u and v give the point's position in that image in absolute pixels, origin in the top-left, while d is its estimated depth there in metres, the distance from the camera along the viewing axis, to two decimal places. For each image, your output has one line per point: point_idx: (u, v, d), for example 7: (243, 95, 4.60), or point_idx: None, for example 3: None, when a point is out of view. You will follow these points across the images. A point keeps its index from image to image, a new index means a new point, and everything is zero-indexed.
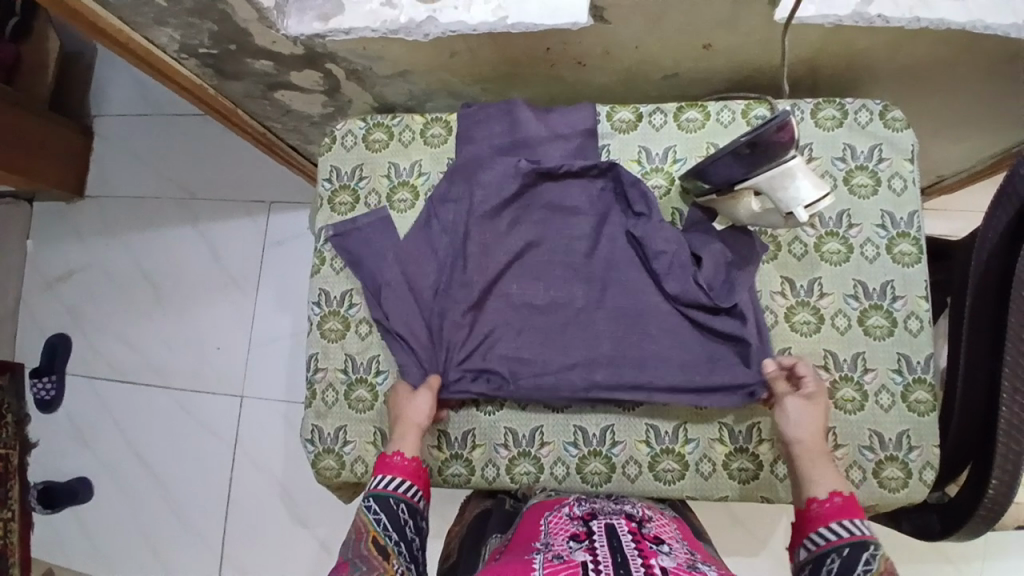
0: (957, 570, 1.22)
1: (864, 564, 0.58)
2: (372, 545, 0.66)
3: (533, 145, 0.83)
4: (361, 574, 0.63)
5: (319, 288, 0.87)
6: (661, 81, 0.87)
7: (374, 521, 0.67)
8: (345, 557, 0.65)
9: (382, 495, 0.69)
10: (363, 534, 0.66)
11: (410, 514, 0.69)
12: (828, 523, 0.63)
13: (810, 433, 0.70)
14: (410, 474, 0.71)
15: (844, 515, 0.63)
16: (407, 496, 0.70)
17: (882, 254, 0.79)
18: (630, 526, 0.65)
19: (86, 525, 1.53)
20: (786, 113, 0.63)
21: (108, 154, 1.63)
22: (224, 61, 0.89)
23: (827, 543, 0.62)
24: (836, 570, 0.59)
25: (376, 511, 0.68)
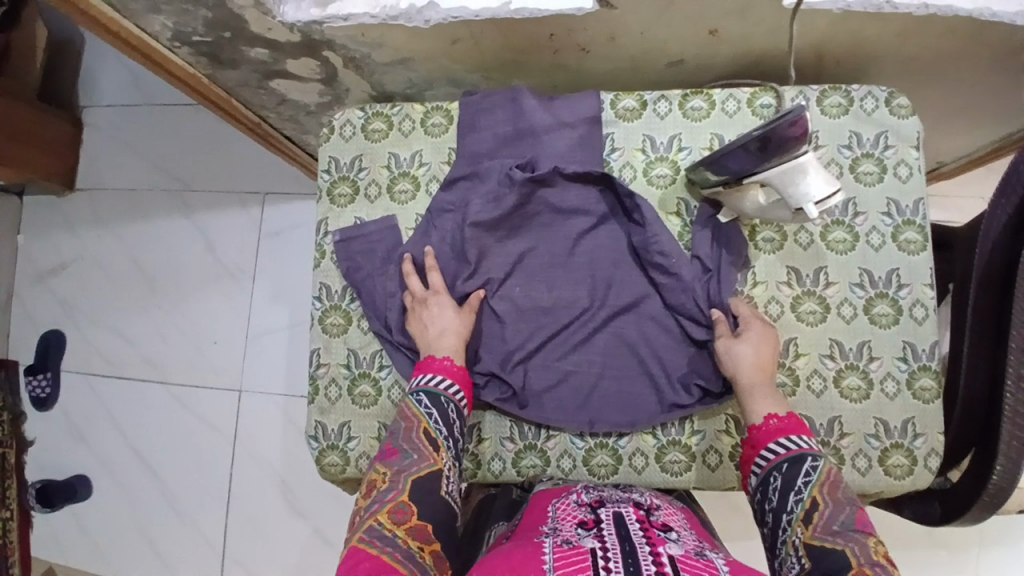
0: (953, 555, 1.23)
1: (806, 478, 0.63)
2: (422, 435, 0.69)
3: (536, 135, 0.82)
4: (412, 460, 0.67)
5: (321, 281, 0.85)
6: (664, 69, 0.86)
7: (425, 414, 0.70)
8: (394, 445, 0.69)
9: (433, 393, 0.72)
10: (414, 424, 0.70)
11: (457, 415, 0.72)
12: (766, 444, 0.67)
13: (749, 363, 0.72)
14: (455, 378, 0.74)
15: (781, 433, 0.67)
16: (455, 397, 0.73)
17: (888, 242, 0.78)
18: (638, 514, 0.65)
19: (85, 521, 1.52)
20: (801, 107, 0.61)
21: (99, 145, 1.60)
22: (218, 49, 0.87)
23: (770, 462, 0.66)
24: (779, 487, 0.64)
25: (428, 405, 0.71)
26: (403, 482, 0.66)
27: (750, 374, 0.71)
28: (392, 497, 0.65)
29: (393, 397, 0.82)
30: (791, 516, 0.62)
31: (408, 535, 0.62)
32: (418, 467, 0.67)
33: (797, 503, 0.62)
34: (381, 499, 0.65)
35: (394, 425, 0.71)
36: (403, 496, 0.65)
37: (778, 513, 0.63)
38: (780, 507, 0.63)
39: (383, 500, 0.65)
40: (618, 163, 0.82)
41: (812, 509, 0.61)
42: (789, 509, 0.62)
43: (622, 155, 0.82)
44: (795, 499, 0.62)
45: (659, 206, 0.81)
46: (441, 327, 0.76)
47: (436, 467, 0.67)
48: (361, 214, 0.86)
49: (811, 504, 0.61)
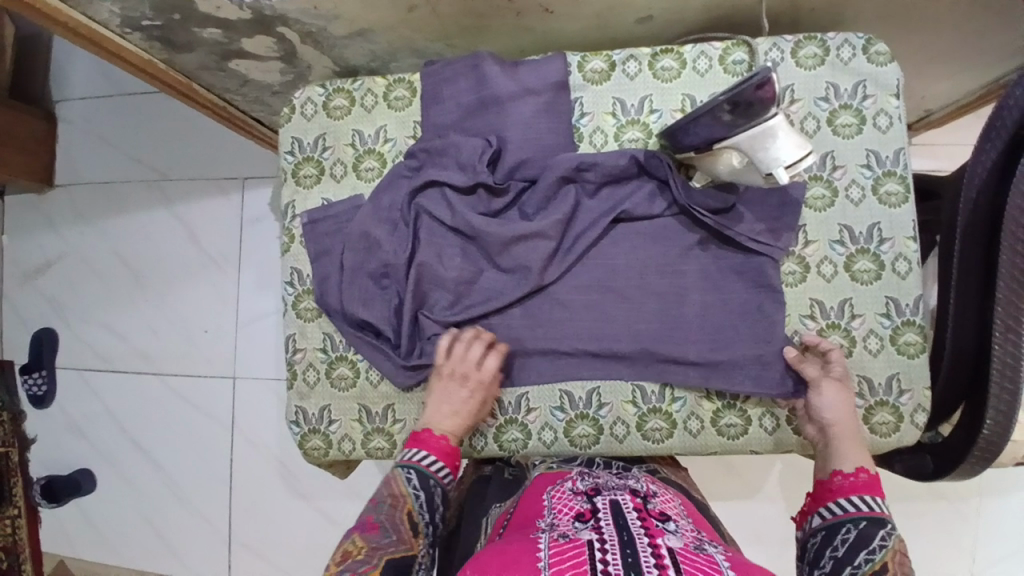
0: (953, 508, 1.23)
1: (881, 540, 0.60)
2: (405, 516, 0.68)
3: (500, 103, 0.78)
4: (390, 541, 0.65)
5: (292, 266, 0.84)
6: (633, 25, 0.82)
7: (412, 495, 0.69)
8: (375, 518, 0.67)
9: (423, 473, 0.70)
10: (400, 503, 0.68)
11: (443, 501, 0.71)
12: (848, 495, 0.65)
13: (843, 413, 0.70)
14: (445, 459, 0.72)
15: (866, 490, 0.64)
16: (442, 479, 0.71)
17: (868, 196, 0.76)
18: (635, 503, 0.63)
19: (93, 512, 1.54)
20: (766, 68, 0.59)
21: (73, 141, 1.58)
22: (171, 33, 0.84)
23: (844, 513, 0.64)
24: (850, 539, 0.61)
25: (416, 487, 0.69)
26: (378, 559, 0.63)
27: (840, 424, 0.69)
28: (365, 569, 0.61)
29: (371, 378, 0.81)
30: (856, 569, 0.59)
31: None
32: (394, 548, 0.65)
33: (868, 560, 0.59)
34: (354, 568, 0.62)
35: (378, 497, 0.69)
36: (375, 570, 0.61)
37: (842, 562, 0.60)
38: (847, 558, 0.60)
39: (355, 570, 0.61)
40: (588, 128, 0.79)
41: (879, 572, 0.59)
42: (856, 563, 0.60)
43: (592, 120, 0.79)
44: (866, 556, 0.60)
45: None
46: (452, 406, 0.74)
47: (411, 552, 0.65)
48: (328, 195, 0.84)
49: (881, 566, 0.59)
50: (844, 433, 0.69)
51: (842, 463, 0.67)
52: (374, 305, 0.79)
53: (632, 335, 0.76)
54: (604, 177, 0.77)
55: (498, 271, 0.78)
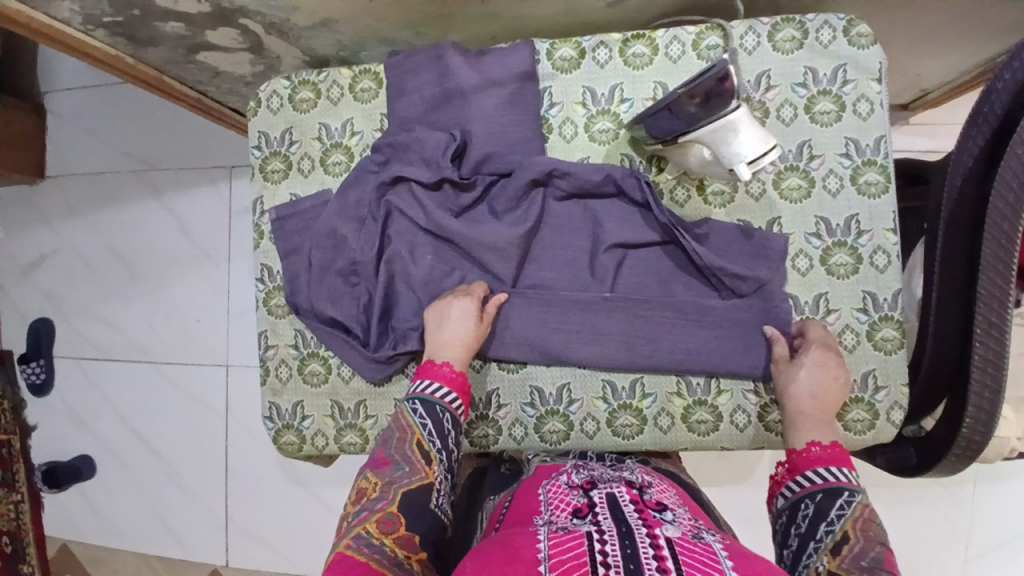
0: (945, 494, 1.22)
1: (839, 509, 0.59)
2: (416, 448, 0.66)
3: (465, 95, 0.76)
4: (403, 473, 0.64)
5: (262, 262, 0.84)
6: (605, 10, 0.79)
7: (419, 425, 0.67)
8: (387, 453, 0.66)
9: (428, 400, 0.68)
10: (408, 435, 0.66)
11: (454, 426, 0.69)
12: (805, 470, 0.64)
13: (819, 388, 0.68)
14: (453, 386, 0.70)
15: (821, 463, 0.63)
16: (452, 406, 0.69)
17: (846, 186, 0.73)
18: (631, 494, 0.63)
19: (96, 497, 1.58)
20: (726, 62, 0.57)
21: (62, 132, 1.57)
22: (133, 28, 0.82)
23: (803, 489, 0.63)
24: (811, 514, 0.60)
25: (422, 415, 0.67)
26: (393, 493, 0.63)
27: (810, 402, 0.68)
28: (381, 506, 0.62)
29: (343, 374, 0.81)
30: (818, 544, 0.58)
31: (395, 544, 0.59)
32: (409, 479, 0.64)
33: (827, 533, 0.58)
34: (370, 506, 0.62)
35: (387, 432, 0.68)
36: (392, 506, 0.62)
37: (805, 538, 0.59)
38: (809, 533, 0.59)
39: (371, 509, 0.62)
40: (558, 119, 0.77)
41: (841, 542, 0.57)
42: (818, 537, 0.58)
43: (562, 110, 0.77)
44: (826, 529, 0.58)
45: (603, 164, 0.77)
46: (451, 335, 0.71)
47: (428, 481, 0.65)
48: (296, 190, 0.83)
49: (842, 536, 0.57)
50: (812, 409, 0.67)
51: (815, 435, 0.66)
52: (343, 302, 0.78)
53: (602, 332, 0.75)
54: (577, 189, 0.75)
55: (467, 267, 0.77)
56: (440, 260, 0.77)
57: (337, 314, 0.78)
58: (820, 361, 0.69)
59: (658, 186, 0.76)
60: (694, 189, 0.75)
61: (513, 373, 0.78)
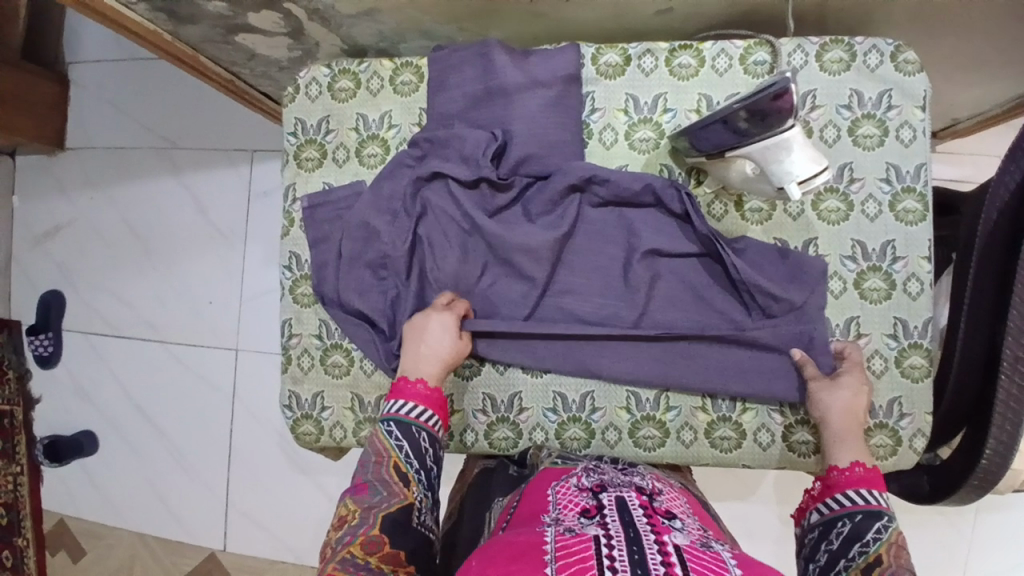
0: (951, 523, 1.21)
1: (876, 533, 0.59)
2: (393, 469, 0.64)
3: (508, 95, 0.75)
4: (382, 497, 0.62)
5: (290, 250, 0.83)
6: (651, 18, 0.79)
7: (395, 446, 0.65)
8: (364, 478, 0.64)
9: (403, 421, 0.66)
10: (384, 458, 0.64)
11: (431, 443, 0.67)
12: (844, 489, 0.63)
13: (852, 408, 0.67)
14: (429, 404, 0.68)
15: (863, 484, 0.63)
16: (429, 425, 0.67)
17: (885, 212, 0.73)
18: (641, 500, 0.62)
19: (95, 473, 1.57)
20: (786, 80, 0.55)
21: (84, 105, 1.56)
22: (176, 5, 0.81)
23: (842, 507, 0.62)
24: (845, 533, 0.60)
25: (398, 437, 0.65)
26: (375, 517, 0.61)
27: (843, 419, 0.67)
28: (363, 531, 0.60)
29: (365, 368, 0.80)
30: (849, 563, 0.58)
31: (381, 561, 0.58)
32: (389, 503, 0.62)
33: (860, 554, 0.58)
34: (352, 531, 0.60)
35: (363, 457, 0.65)
36: (375, 530, 0.60)
37: (835, 556, 0.59)
38: (841, 552, 0.59)
39: (353, 533, 0.60)
40: (598, 125, 0.77)
41: (874, 565, 0.57)
42: (849, 556, 0.58)
43: (603, 117, 0.77)
44: (859, 549, 0.58)
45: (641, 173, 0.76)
46: (433, 350, 0.70)
47: (409, 502, 0.63)
48: (329, 179, 0.82)
49: (874, 559, 0.57)
50: (847, 427, 0.67)
51: (840, 455, 0.66)
52: (369, 295, 0.77)
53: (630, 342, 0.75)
54: (614, 197, 0.75)
55: (498, 267, 0.76)
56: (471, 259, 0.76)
57: (363, 307, 0.77)
58: (853, 382, 0.69)
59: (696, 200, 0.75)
60: (732, 204, 0.75)
61: (537, 378, 0.77)
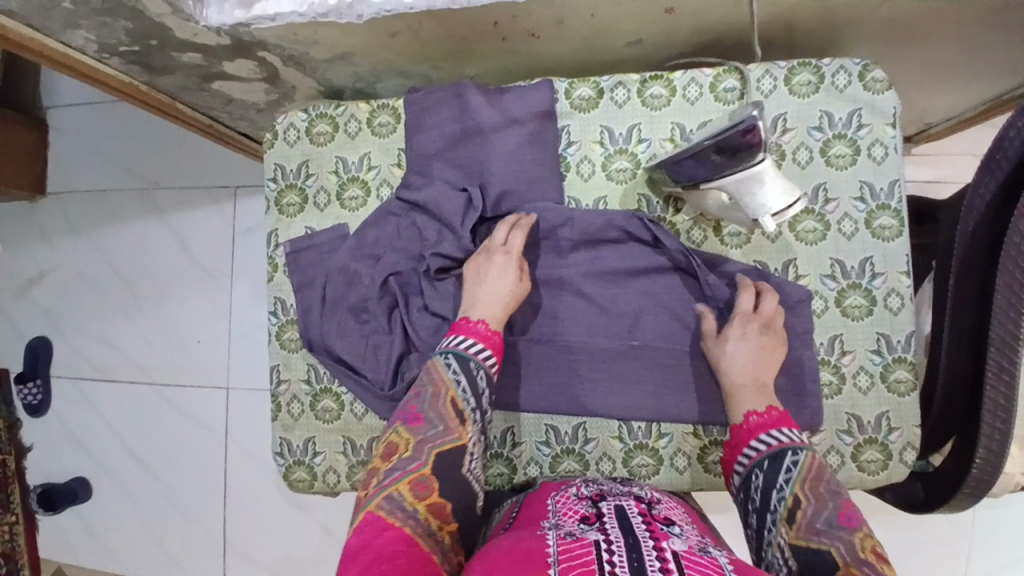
0: (951, 524, 1.21)
1: (787, 474, 0.62)
2: (449, 404, 0.65)
3: (484, 133, 0.76)
4: (436, 432, 0.64)
5: (275, 296, 0.83)
6: (622, 49, 0.80)
7: (453, 380, 0.66)
8: (419, 409, 0.65)
9: (461, 356, 0.68)
10: (441, 390, 0.66)
11: (487, 384, 0.68)
12: (750, 441, 0.66)
13: (745, 363, 0.69)
14: (487, 343, 0.70)
15: (763, 429, 0.66)
16: (485, 362, 0.69)
17: (861, 229, 0.74)
18: (640, 507, 0.62)
19: (90, 519, 1.55)
20: (753, 117, 0.58)
21: (65, 150, 1.56)
22: (149, 57, 0.82)
23: (752, 458, 0.65)
24: (762, 485, 0.63)
25: (456, 370, 0.67)
26: (426, 454, 0.62)
27: (740, 375, 0.69)
28: (415, 467, 0.61)
29: (356, 411, 0.80)
30: (775, 515, 0.61)
31: (429, 510, 0.59)
32: (442, 439, 0.64)
33: (779, 500, 0.61)
34: (402, 466, 0.62)
35: (418, 387, 0.67)
36: (425, 468, 0.61)
37: (762, 510, 0.62)
38: (764, 505, 0.62)
39: (404, 469, 0.61)
40: (575, 158, 0.77)
41: (794, 507, 0.60)
42: (772, 507, 0.61)
43: (579, 149, 0.77)
44: (778, 496, 0.61)
45: (620, 203, 0.77)
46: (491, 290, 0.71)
47: (461, 442, 0.64)
48: (311, 223, 0.82)
49: (793, 501, 0.60)
50: (742, 382, 0.69)
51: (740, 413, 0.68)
52: (353, 340, 0.77)
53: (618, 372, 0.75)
54: (582, 235, 0.76)
55: None
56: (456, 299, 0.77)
57: (343, 353, 0.77)
58: (746, 335, 0.69)
59: (675, 227, 0.76)
60: (710, 230, 0.76)
61: (529, 412, 0.77)
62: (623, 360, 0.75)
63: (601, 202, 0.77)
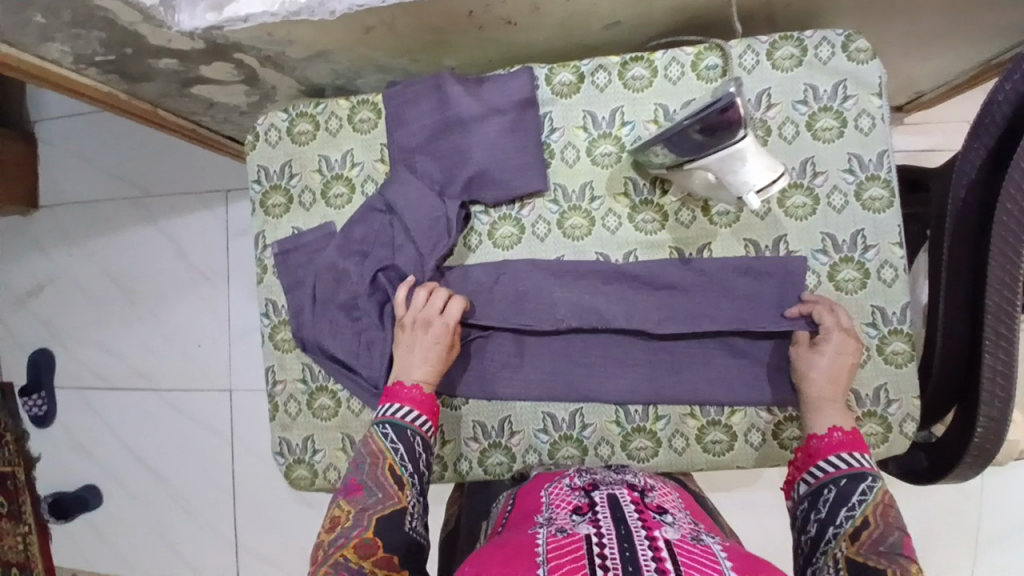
0: (956, 492, 1.21)
1: (862, 495, 0.60)
2: (387, 471, 0.66)
3: (466, 124, 0.75)
4: (376, 499, 0.64)
5: (266, 297, 0.83)
6: (601, 31, 0.79)
7: (391, 449, 0.67)
8: (358, 479, 0.66)
9: (398, 425, 0.69)
10: (379, 459, 0.66)
11: (424, 448, 0.69)
12: (827, 455, 0.64)
13: (832, 375, 0.68)
14: (422, 408, 0.71)
15: (844, 447, 0.64)
16: (422, 429, 0.70)
17: (851, 202, 0.73)
18: (632, 495, 0.62)
19: (102, 527, 1.57)
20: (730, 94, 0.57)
21: (54, 163, 1.56)
22: (126, 66, 0.81)
23: (826, 474, 0.63)
24: (831, 500, 0.61)
25: (393, 440, 0.68)
26: (368, 520, 0.63)
27: (825, 385, 0.68)
28: (357, 533, 0.62)
29: (353, 408, 0.80)
30: (838, 529, 0.59)
31: (375, 567, 0.60)
32: (382, 505, 0.64)
33: (848, 518, 0.59)
34: (347, 534, 0.62)
35: (357, 457, 0.67)
36: (368, 532, 0.62)
37: (824, 524, 0.60)
38: (828, 519, 0.60)
39: (347, 536, 0.62)
40: (559, 144, 0.77)
41: (861, 527, 0.58)
42: (838, 522, 0.59)
43: (563, 135, 0.77)
44: (846, 514, 0.59)
45: (606, 187, 0.76)
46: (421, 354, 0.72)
47: (401, 506, 0.65)
48: (298, 224, 0.82)
49: (861, 522, 0.59)
50: (831, 393, 0.68)
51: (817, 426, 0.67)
52: (346, 338, 0.77)
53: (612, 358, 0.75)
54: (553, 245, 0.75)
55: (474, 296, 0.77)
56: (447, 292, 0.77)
57: (335, 350, 0.77)
58: (841, 351, 0.68)
59: (663, 209, 0.76)
60: (699, 210, 0.75)
61: (525, 400, 0.77)
62: (615, 344, 0.76)
63: (588, 188, 0.77)
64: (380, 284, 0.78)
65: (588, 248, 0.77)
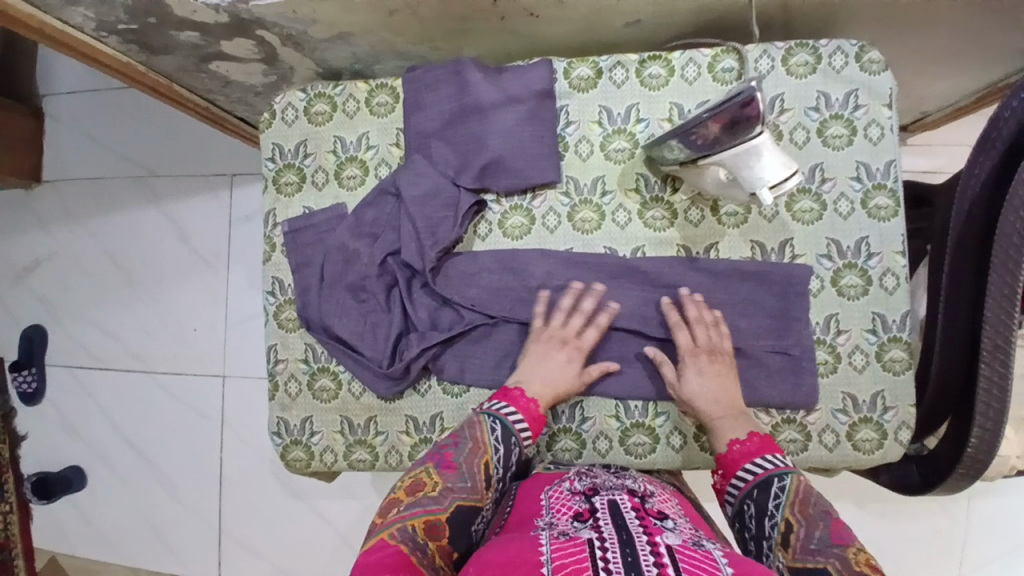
0: (944, 511, 1.22)
1: (775, 499, 0.61)
2: (482, 467, 0.65)
3: (483, 112, 0.76)
4: (464, 485, 0.63)
5: (273, 276, 0.83)
6: (621, 30, 0.80)
7: (492, 445, 0.67)
8: (454, 458, 0.65)
9: (506, 424, 0.68)
10: (479, 450, 0.66)
11: (517, 458, 0.69)
12: (735, 471, 0.65)
13: (710, 393, 0.70)
14: (531, 423, 0.71)
15: (752, 456, 0.65)
16: (521, 435, 0.69)
17: (857, 209, 0.75)
18: (633, 501, 0.62)
19: (85, 508, 1.55)
20: (751, 89, 0.57)
21: (61, 138, 1.55)
22: (148, 37, 0.81)
23: (742, 489, 0.64)
24: (754, 513, 0.62)
25: (498, 438, 0.67)
26: (448, 501, 0.62)
27: (707, 405, 0.70)
28: (433, 508, 0.60)
29: (354, 390, 0.80)
30: (770, 543, 0.60)
31: (436, 549, 0.58)
32: (466, 495, 0.63)
33: (772, 527, 0.60)
34: (422, 503, 0.61)
35: (459, 437, 0.67)
36: (444, 513, 0.61)
37: (759, 539, 0.61)
38: (760, 533, 0.61)
39: (422, 506, 0.60)
40: (574, 138, 0.78)
41: (787, 532, 0.59)
42: (768, 535, 0.60)
43: (578, 129, 0.78)
44: (770, 522, 0.60)
45: (618, 182, 0.77)
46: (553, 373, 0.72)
47: (480, 503, 0.64)
48: (309, 203, 0.82)
49: (785, 526, 0.59)
50: (725, 411, 0.70)
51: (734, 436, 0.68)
52: (351, 319, 0.77)
53: (615, 353, 0.76)
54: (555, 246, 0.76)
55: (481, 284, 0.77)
56: (456, 279, 0.77)
57: (338, 331, 0.78)
58: (702, 370, 0.71)
59: (673, 207, 0.77)
60: (708, 210, 0.76)
61: None
62: (617, 338, 0.76)
63: (599, 182, 0.78)
64: (389, 268, 0.78)
65: (596, 242, 0.78)
